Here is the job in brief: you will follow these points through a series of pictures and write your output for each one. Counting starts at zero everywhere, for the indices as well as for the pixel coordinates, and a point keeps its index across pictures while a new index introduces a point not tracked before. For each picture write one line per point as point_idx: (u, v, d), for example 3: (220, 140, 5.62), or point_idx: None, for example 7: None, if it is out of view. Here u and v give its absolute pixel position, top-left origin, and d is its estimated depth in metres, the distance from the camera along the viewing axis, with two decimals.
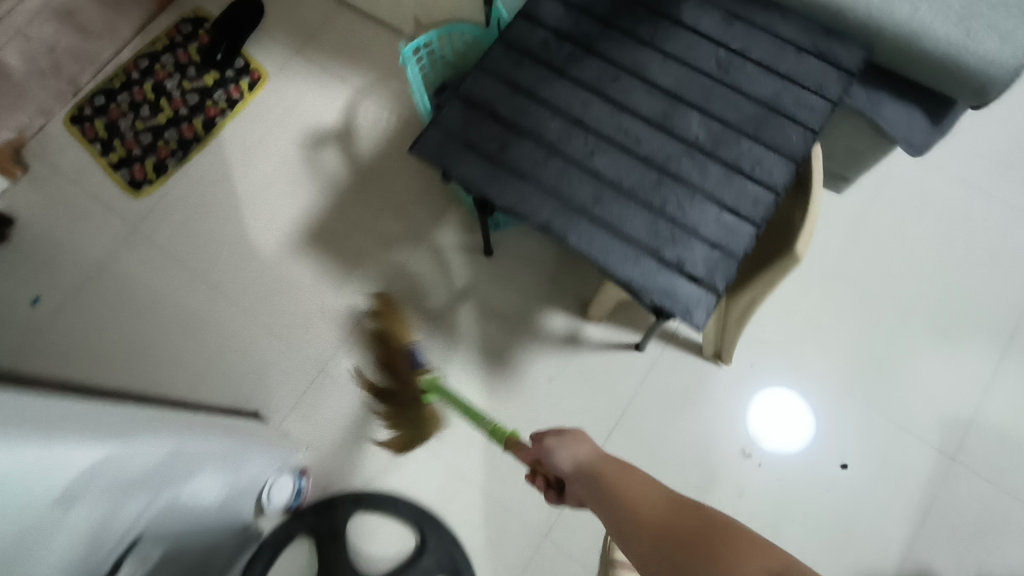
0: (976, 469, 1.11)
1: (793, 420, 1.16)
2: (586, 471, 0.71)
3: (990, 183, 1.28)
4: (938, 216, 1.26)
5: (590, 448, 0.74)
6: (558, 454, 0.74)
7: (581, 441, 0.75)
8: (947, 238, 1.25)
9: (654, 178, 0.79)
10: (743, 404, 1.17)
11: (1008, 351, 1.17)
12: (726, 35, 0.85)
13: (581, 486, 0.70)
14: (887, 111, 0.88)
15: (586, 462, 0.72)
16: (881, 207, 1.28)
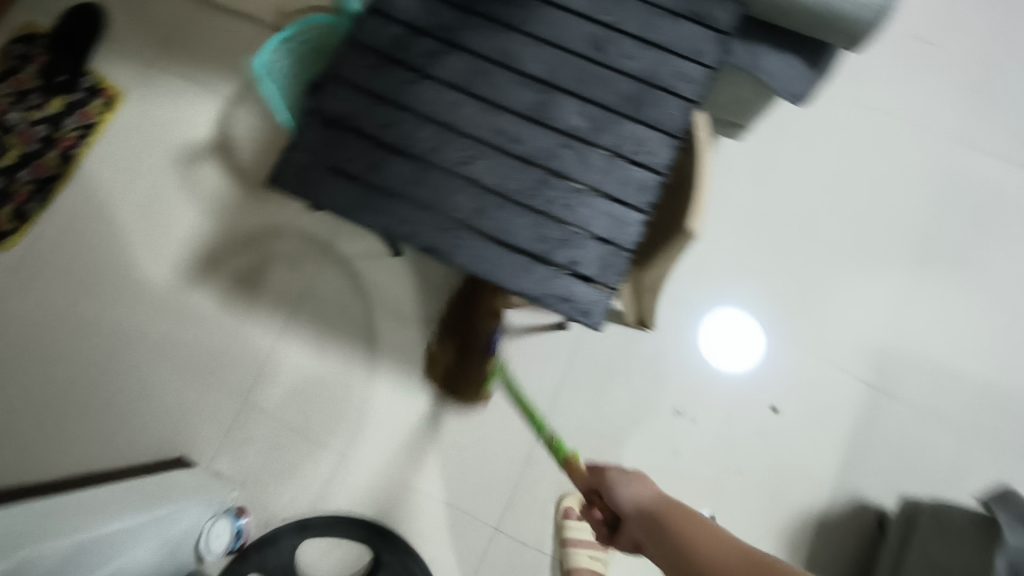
0: (895, 391, 1.16)
1: (737, 356, 1.18)
2: (648, 512, 0.67)
3: (886, 104, 1.28)
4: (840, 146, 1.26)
5: (652, 486, 0.70)
6: (620, 490, 0.71)
7: (645, 481, 0.71)
8: (850, 168, 1.25)
9: (537, 178, 0.75)
10: (686, 351, 1.18)
11: (919, 269, 1.21)
12: (595, 9, 0.79)
13: (642, 529, 0.66)
14: (767, 65, 0.84)
15: (649, 501, 0.68)
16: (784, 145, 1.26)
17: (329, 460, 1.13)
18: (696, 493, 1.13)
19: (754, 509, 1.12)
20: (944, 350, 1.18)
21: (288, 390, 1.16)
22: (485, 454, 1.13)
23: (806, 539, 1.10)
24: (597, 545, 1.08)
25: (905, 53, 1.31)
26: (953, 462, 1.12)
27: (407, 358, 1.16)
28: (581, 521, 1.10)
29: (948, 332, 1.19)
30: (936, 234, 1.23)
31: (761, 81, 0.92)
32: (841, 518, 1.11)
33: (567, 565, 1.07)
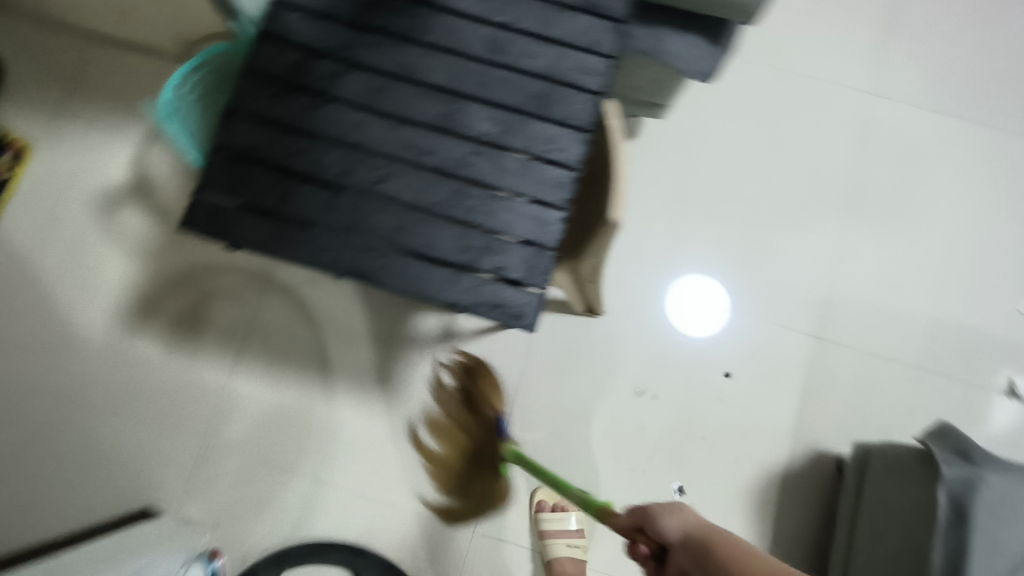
0: (840, 341, 1.20)
1: (697, 321, 1.20)
2: (699, 543, 0.67)
3: (799, 63, 1.31)
4: (760, 109, 1.28)
5: (698, 516, 0.71)
6: (664, 522, 0.71)
7: (684, 510, 0.72)
8: (772, 130, 1.28)
9: (451, 188, 0.75)
10: (642, 326, 1.20)
11: (849, 220, 1.25)
12: (488, 10, 0.79)
13: (691, 560, 0.67)
14: (669, 46, 0.85)
15: (698, 531, 0.69)
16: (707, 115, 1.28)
17: (299, 489, 1.12)
18: (664, 468, 1.15)
19: (720, 474, 1.15)
20: (881, 295, 1.22)
21: (246, 425, 1.14)
22: None
23: (773, 495, 1.14)
24: (573, 533, 1.10)
25: (811, 9, 1.34)
26: (902, 401, 1.17)
27: (363, 376, 1.16)
28: (557, 512, 1.11)
29: (883, 277, 1.23)
30: (862, 184, 1.27)
31: (667, 67, 0.93)
32: (803, 470, 1.15)
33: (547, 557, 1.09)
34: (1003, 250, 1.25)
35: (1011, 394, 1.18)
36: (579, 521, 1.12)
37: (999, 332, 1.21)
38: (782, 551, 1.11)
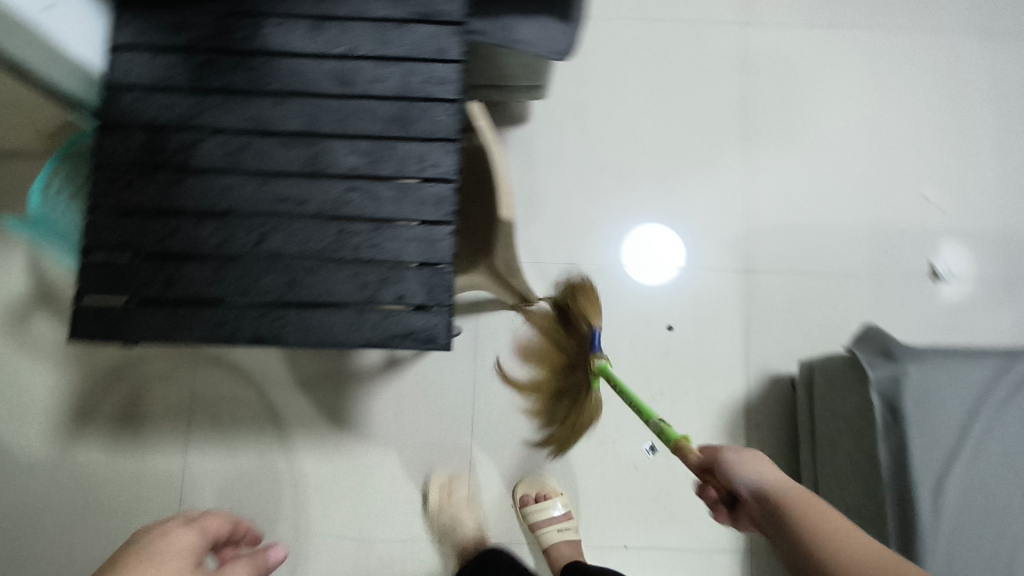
0: (768, 266, 1.23)
1: (649, 273, 1.22)
2: (769, 501, 0.63)
3: (669, 8, 1.31)
4: (641, 63, 1.29)
5: (779, 473, 0.66)
6: (738, 471, 0.67)
7: (765, 462, 0.68)
8: (658, 81, 1.29)
9: (333, 229, 0.74)
10: None
11: (750, 149, 1.28)
12: (326, 44, 0.77)
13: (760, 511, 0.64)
14: (520, 33, 0.85)
15: (775, 488, 0.63)
16: (591, 81, 1.28)
17: (284, 549, 1.11)
18: (633, 431, 1.18)
19: (687, 422, 1.17)
20: (796, 213, 1.26)
21: (214, 501, 1.12)
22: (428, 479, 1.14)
23: (740, 428, 1.17)
24: (561, 517, 1.10)
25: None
26: (837, 307, 1.22)
27: (320, 423, 1.16)
28: (540, 502, 1.11)
29: (794, 196, 1.27)
30: (754, 111, 1.29)
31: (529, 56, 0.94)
32: (763, 397, 1.18)
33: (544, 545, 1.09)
34: (898, 142, 1.29)
35: (935, 277, 1.24)
36: (565, 504, 1.12)
37: (911, 218, 1.26)
38: None
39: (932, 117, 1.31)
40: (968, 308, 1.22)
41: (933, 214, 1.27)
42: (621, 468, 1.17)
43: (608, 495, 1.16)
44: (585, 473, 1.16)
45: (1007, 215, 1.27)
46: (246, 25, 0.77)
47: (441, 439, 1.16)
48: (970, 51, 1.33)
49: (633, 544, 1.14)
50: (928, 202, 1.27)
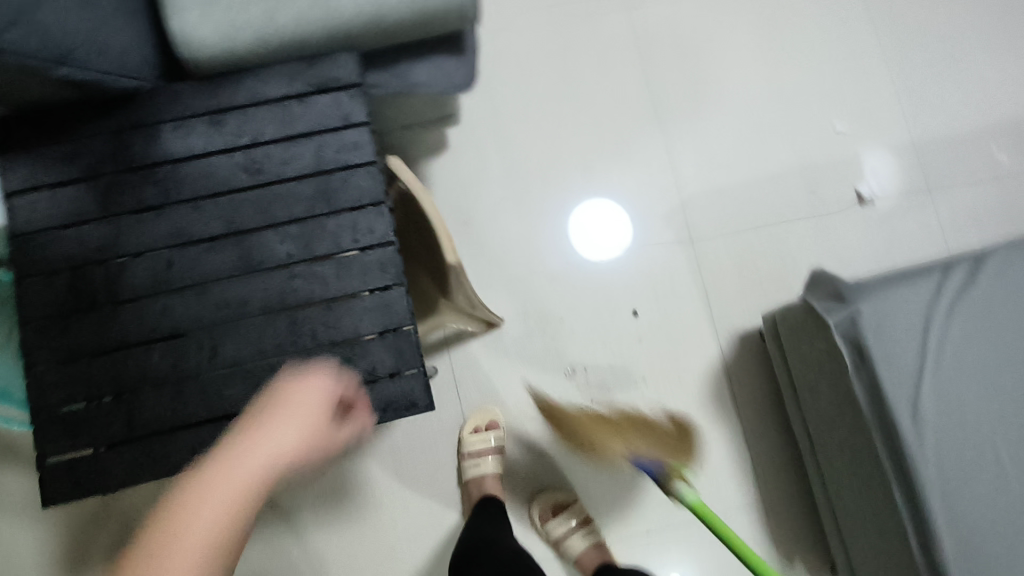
0: (710, 231, 1.27)
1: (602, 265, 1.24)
2: None
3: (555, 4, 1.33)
4: (542, 65, 1.30)
5: None
6: None
7: None
8: (563, 78, 1.30)
9: (284, 320, 0.73)
10: (549, 304, 1.22)
11: (666, 123, 1.31)
12: (229, 137, 0.75)
13: None
14: (419, 76, 0.85)
15: None
16: (500, 94, 1.29)
17: None
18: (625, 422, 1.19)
19: (673, 399, 1.20)
20: (723, 174, 1.30)
21: None
22: (442, 524, 1.14)
23: (724, 390, 1.21)
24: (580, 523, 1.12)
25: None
26: (782, 253, 1.27)
27: (321, 499, 1.14)
28: (557, 516, 1.13)
29: (718, 158, 1.31)
30: (660, 86, 1.32)
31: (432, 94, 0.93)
32: (737, 356, 1.22)
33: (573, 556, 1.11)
34: (799, 83, 1.35)
35: (863, 202, 1.30)
36: (580, 510, 1.14)
37: (828, 152, 1.32)
38: (754, 436, 1.19)
39: (823, 52, 1.37)
40: (898, 224, 1.29)
41: (847, 142, 1.33)
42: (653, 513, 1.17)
43: (618, 490, 1.17)
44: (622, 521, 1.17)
45: (911, 129, 1.34)
46: (141, 136, 0.75)
47: (445, 480, 1.16)
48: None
49: (653, 528, 1.16)
50: (838, 132, 1.33)
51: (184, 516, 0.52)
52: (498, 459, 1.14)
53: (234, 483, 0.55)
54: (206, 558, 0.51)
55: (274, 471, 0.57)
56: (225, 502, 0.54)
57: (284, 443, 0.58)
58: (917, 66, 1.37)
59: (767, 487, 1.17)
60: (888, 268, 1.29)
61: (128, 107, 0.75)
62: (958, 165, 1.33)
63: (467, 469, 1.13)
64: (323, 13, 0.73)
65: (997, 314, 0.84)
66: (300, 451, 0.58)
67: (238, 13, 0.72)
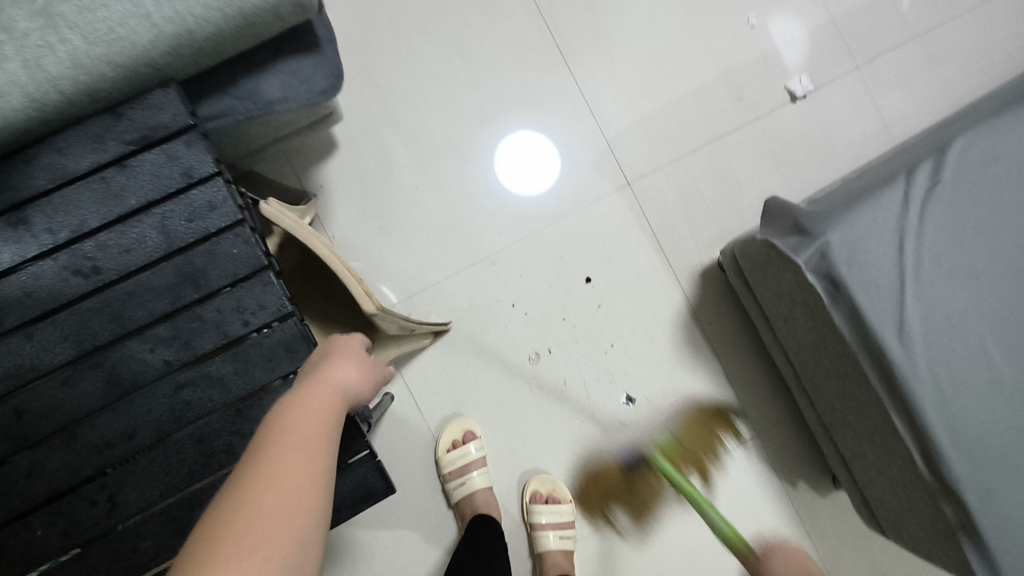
0: (646, 169, 1.16)
1: (541, 234, 1.13)
2: None
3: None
4: (419, 23, 1.12)
5: None
6: None
7: None
8: (447, 34, 1.13)
9: (188, 442, 0.60)
10: (495, 292, 1.11)
11: (571, 61, 1.16)
12: (42, 237, 0.58)
13: None
14: (269, 91, 0.68)
15: None
16: (380, 69, 1.11)
17: None
18: (605, 394, 1.12)
19: (646, 356, 1.13)
20: (645, 103, 1.18)
21: None
22: (438, 552, 1.06)
23: (695, 334, 1.15)
24: (562, 524, 1.05)
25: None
26: (724, 176, 1.17)
27: None
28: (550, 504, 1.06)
29: (635, 86, 1.18)
30: (556, 20, 1.17)
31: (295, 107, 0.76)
32: (701, 295, 1.15)
33: (539, 550, 1.05)
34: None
35: (795, 100, 1.21)
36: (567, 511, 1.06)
37: (749, 54, 1.21)
38: (734, 374, 1.15)
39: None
40: (833, 116, 1.22)
41: (767, 37, 1.22)
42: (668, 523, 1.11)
43: (613, 465, 1.11)
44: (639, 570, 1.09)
45: (827, 9, 1.24)
46: None
47: (432, 506, 1.07)
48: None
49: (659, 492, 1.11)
50: (756, 26, 1.22)
51: (297, 407, 0.51)
52: (481, 470, 1.05)
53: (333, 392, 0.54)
54: (326, 438, 0.50)
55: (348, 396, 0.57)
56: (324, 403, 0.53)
57: (354, 370, 0.59)
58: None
59: (756, 419, 1.14)
60: (832, 165, 1.21)
61: None
62: (881, 38, 1.25)
63: (452, 489, 1.04)
64: (108, 48, 0.55)
65: (965, 208, 0.78)
66: (365, 383, 0.59)
67: None
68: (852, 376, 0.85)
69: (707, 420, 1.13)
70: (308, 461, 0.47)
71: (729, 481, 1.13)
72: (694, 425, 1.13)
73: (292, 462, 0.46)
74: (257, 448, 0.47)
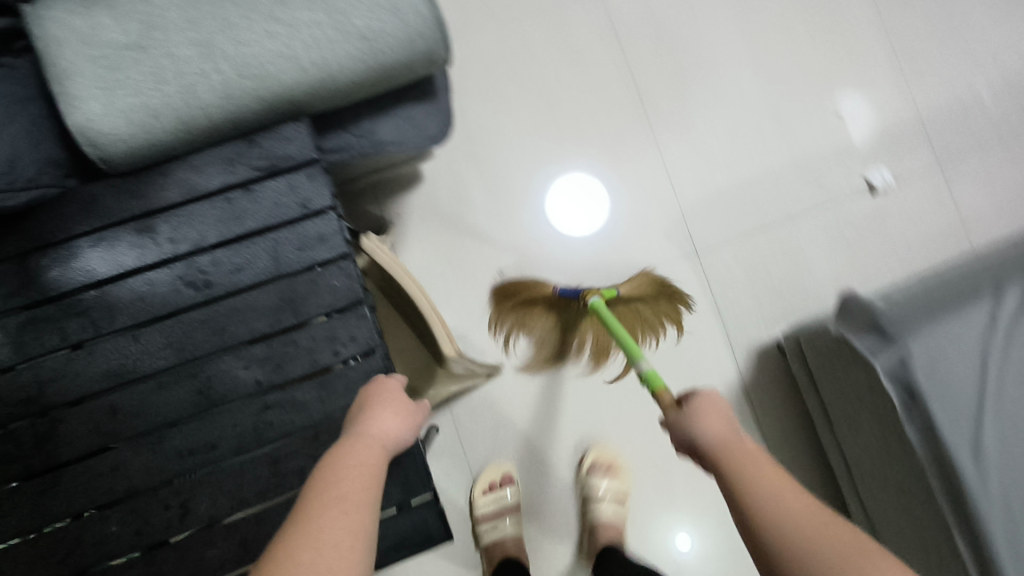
0: (716, 238, 1.17)
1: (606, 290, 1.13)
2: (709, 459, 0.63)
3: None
4: (513, 71, 1.16)
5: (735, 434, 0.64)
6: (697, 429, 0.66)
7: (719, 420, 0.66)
8: (538, 84, 1.17)
9: (265, 461, 0.62)
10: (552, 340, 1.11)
11: (654, 125, 1.19)
12: (164, 247, 0.62)
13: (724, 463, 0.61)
14: (386, 133, 0.71)
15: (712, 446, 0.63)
16: (470, 110, 1.15)
17: None
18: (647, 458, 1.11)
19: None
20: (721, 175, 1.19)
21: None
22: None
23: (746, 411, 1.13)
24: (619, 500, 1.04)
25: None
26: (793, 257, 1.17)
27: None
28: (608, 476, 1.05)
29: (714, 158, 1.20)
30: (644, 84, 1.19)
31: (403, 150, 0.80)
32: (756, 372, 1.15)
33: (591, 522, 1.03)
34: (792, 60, 1.24)
35: (873, 191, 1.21)
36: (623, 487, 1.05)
37: (830, 140, 1.22)
38: (783, 458, 1.13)
39: (814, 25, 1.25)
40: (908, 206, 1.21)
41: (850, 123, 1.23)
42: (593, 378, 1.12)
43: (647, 532, 1.09)
44: (573, 443, 1.10)
45: (913, 107, 1.25)
46: (53, 260, 0.61)
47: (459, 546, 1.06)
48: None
49: (689, 566, 1.08)
50: (840, 112, 1.23)
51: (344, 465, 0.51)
52: (514, 517, 1.03)
53: (379, 447, 0.55)
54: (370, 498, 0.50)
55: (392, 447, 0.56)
56: (366, 461, 0.53)
57: (398, 420, 0.58)
58: (913, 29, 1.27)
59: None
60: (905, 261, 1.20)
61: (31, 226, 0.60)
62: (967, 142, 1.24)
63: (482, 532, 1.02)
64: (256, 82, 0.59)
65: None
66: (409, 431, 0.59)
67: (149, 94, 0.57)
68: (912, 485, 0.83)
69: (657, 289, 1.09)
70: (350, 524, 0.47)
71: (668, 359, 1.13)
72: (646, 293, 1.08)
73: (334, 532, 0.46)
74: (302, 510, 0.48)
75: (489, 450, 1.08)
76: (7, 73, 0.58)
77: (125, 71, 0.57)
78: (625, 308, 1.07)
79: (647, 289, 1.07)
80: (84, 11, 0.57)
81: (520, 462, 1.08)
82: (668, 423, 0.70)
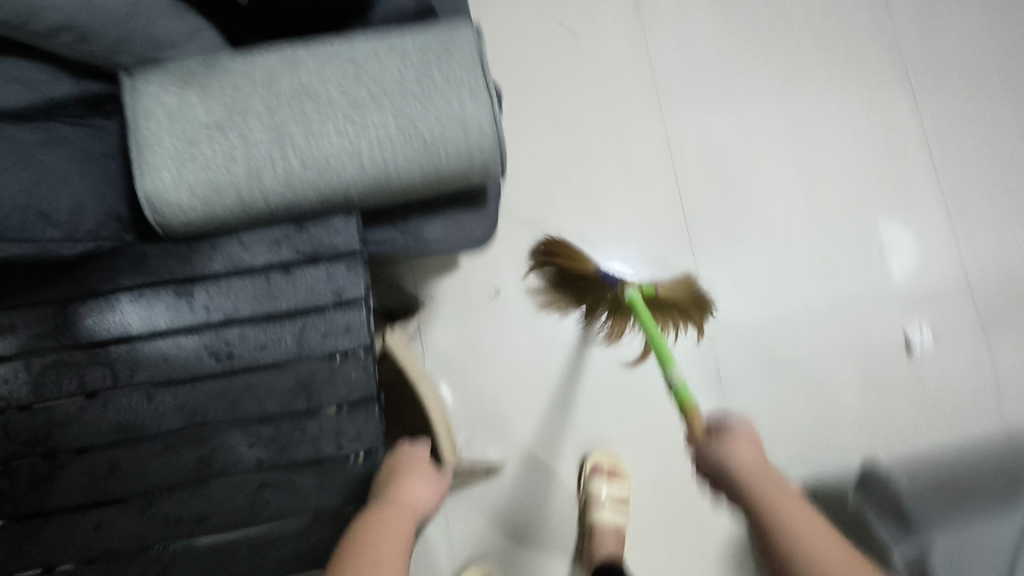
0: (742, 370, 1.14)
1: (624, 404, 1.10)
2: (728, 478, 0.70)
3: (581, 98, 1.21)
4: (564, 168, 1.19)
5: (756, 453, 0.72)
6: (724, 447, 0.71)
7: (745, 438, 0.73)
8: (586, 185, 1.18)
9: (252, 539, 0.64)
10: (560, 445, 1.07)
11: (694, 245, 1.19)
12: (200, 312, 0.64)
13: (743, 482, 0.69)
14: (431, 233, 0.74)
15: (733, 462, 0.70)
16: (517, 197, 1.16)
17: None
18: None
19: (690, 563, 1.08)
20: (756, 306, 1.17)
21: None
22: None
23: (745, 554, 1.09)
24: (620, 501, 1.03)
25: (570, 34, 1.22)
26: (818, 404, 1.14)
27: None
28: (610, 477, 1.04)
29: (751, 287, 1.18)
30: (690, 205, 1.21)
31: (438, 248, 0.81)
32: None
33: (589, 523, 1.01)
34: (841, 197, 1.24)
35: (910, 349, 1.18)
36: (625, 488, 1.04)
37: (872, 290, 1.20)
38: None
39: (867, 164, 1.26)
40: (944, 363, 1.18)
41: (895, 267, 1.21)
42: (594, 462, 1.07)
43: None
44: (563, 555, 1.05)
45: (962, 271, 1.22)
46: (94, 308, 0.63)
47: None
48: (890, 86, 1.29)
49: None
50: (886, 252, 1.22)
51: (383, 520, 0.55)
52: None
53: (407, 518, 0.58)
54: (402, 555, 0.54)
55: (416, 516, 0.60)
56: (399, 527, 0.56)
57: (423, 488, 0.63)
58: (964, 184, 1.27)
59: None
60: (938, 429, 1.15)
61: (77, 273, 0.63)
62: (1013, 315, 1.21)
63: None
64: (316, 173, 0.62)
65: None
66: (432, 499, 0.64)
67: (216, 171, 0.60)
68: None
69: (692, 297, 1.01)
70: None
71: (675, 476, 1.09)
72: (682, 296, 1.00)
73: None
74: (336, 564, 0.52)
75: (477, 550, 1.03)
76: (94, 132, 0.62)
77: (200, 147, 0.60)
78: (659, 304, 1.00)
79: (684, 295, 1.00)
80: (175, 88, 0.61)
81: (519, 474, 1.06)
82: (695, 442, 0.74)
